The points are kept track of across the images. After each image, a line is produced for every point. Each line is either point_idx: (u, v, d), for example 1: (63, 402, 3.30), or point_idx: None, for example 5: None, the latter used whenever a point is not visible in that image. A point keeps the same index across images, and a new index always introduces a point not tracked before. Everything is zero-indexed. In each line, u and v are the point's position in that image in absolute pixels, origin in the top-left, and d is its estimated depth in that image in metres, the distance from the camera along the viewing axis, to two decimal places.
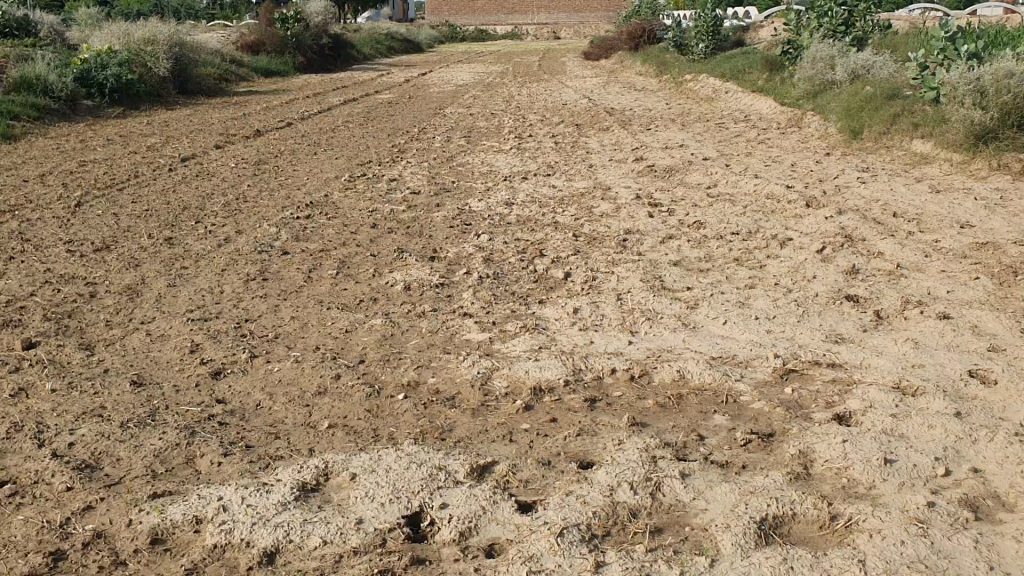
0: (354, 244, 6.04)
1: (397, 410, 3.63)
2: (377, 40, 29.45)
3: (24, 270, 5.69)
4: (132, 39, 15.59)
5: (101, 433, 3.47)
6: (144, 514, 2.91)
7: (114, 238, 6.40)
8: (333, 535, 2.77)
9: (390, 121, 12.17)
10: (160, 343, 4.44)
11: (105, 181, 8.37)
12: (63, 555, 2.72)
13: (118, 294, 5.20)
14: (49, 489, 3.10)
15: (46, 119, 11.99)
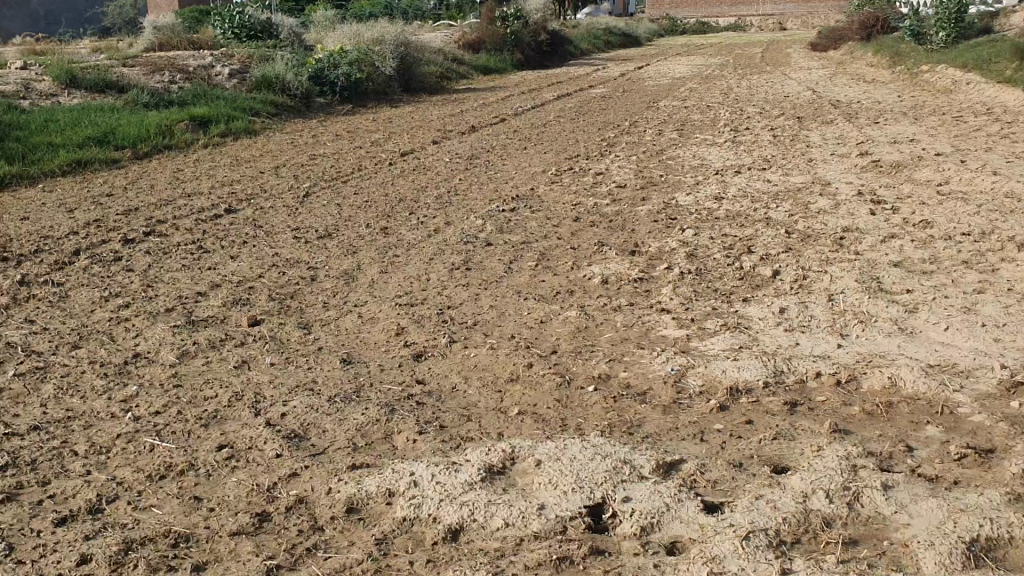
0: (557, 237, 6.10)
1: (587, 401, 3.64)
2: (596, 36, 29.62)
3: (255, 253, 6.17)
4: (362, 40, 16.57)
5: (310, 406, 3.71)
6: (342, 484, 3.08)
7: (336, 227, 6.81)
8: (515, 518, 2.82)
9: (603, 115, 12.20)
10: (369, 325, 4.68)
11: (332, 173, 8.93)
12: (268, 516, 2.93)
13: (334, 279, 5.53)
14: (261, 454, 3.35)
15: (284, 115, 12.95)
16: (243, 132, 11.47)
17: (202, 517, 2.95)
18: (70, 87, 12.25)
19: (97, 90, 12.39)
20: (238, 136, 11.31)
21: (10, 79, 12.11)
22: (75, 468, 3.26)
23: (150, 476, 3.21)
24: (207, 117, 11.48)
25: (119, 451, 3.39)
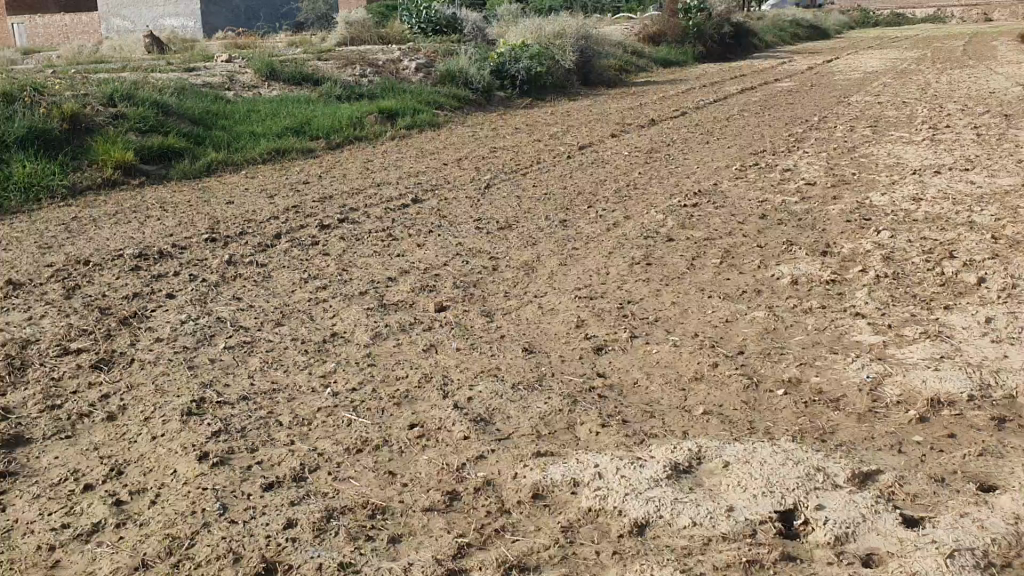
0: (741, 235, 5.97)
1: (775, 405, 3.55)
2: (781, 28, 28.70)
3: (440, 242, 6.37)
4: (543, 33, 16.72)
5: (496, 392, 3.80)
6: (528, 470, 3.14)
7: (517, 218, 6.93)
8: (703, 517, 2.79)
9: (790, 110, 11.81)
10: (551, 316, 4.74)
11: (512, 165, 9.07)
12: (457, 496, 3.02)
13: (516, 269, 5.62)
14: (449, 435, 3.46)
15: (466, 108, 13.27)
16: (428, 124, 11.84)
17: (396, 492, 3.08)
18: (271, 79, 13.00)
19: (295, 83, 13.09)
20: (423, 128, 11.68)
21: (218, 72, 12.98)
22: (280, 437, 3.48)
23: (347, 449, 3.38)
24: (395, 110, 11.93)
25: (318, 424, 3.59)
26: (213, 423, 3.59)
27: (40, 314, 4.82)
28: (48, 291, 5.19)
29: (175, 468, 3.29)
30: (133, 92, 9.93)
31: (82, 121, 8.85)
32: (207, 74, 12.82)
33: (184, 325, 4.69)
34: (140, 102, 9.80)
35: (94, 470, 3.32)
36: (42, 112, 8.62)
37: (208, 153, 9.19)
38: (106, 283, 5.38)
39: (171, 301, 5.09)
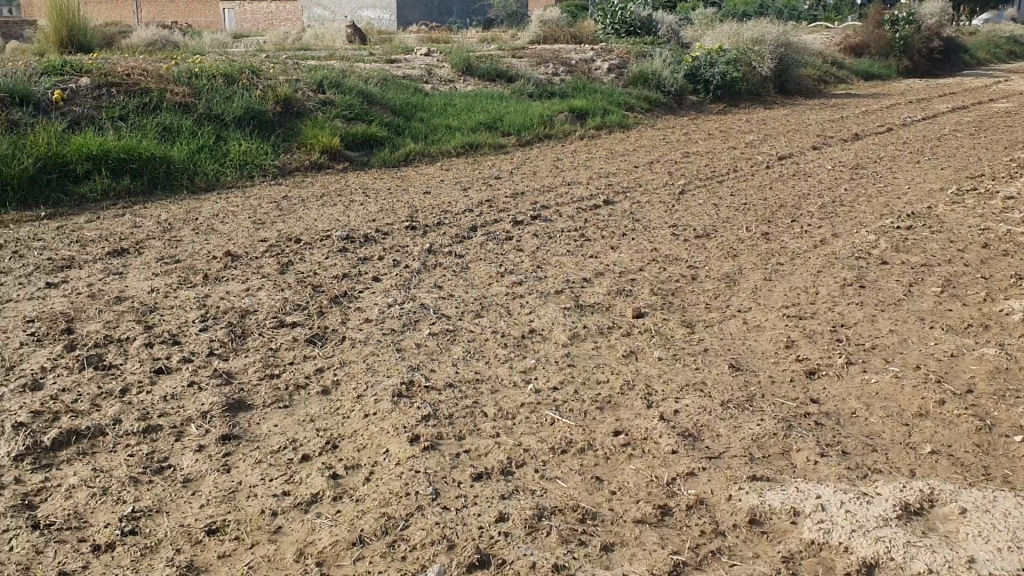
0: (962, 263, 5.58)
1: (1013, 452, 3.29)
2: (995, 45, 26.92)
3: (635, 246, 6.28)
4: (741, 39, 16.33)
5: (703, 407, 3.69)
6: (743, 493, 3.03)
7: (714, 227, 6.75)
8: (940, 565, 2.63)
9: (1008, 132, 11.02)
10: (756, 333, 4.57)
11: (708, 172, 8.88)
12: (670, 510, 2.95)
13: (716, 281, 5.47)
14: (656, 447, 3.38)
15: (657, 110, 13.11)
16: (618, 126, 11.74)
17: (605, 498, 3.03)
18: (467, 74, 13.29)
19: (489, 78, 13.32)
20: (613, 129, 11.59)
21: (418, 65, 13.37)
22: (487, 429, 3.50)
23: (553, 449, 3.35)
24: (586, 109, 11.91)
25: (523, 419, 3.58)
26: (421, 407, 3.63)
27: (255, 286, 5.02)
28: (262, 265, 5.41)
29: (387, 447, 3.34)
30: (342, 80, 10.34)
31: (294, 105, 9.25)
32: (407, 66, 13.19)
33: (389, 308, 4.79)
34: (346, 90, 10.17)
35: (309, 441, 3.40)
36: (258, 95, 9.07)
37: (406, 143, 9.44)
38: (316, 261, 5.56)
39: (376, 284, 5.21)
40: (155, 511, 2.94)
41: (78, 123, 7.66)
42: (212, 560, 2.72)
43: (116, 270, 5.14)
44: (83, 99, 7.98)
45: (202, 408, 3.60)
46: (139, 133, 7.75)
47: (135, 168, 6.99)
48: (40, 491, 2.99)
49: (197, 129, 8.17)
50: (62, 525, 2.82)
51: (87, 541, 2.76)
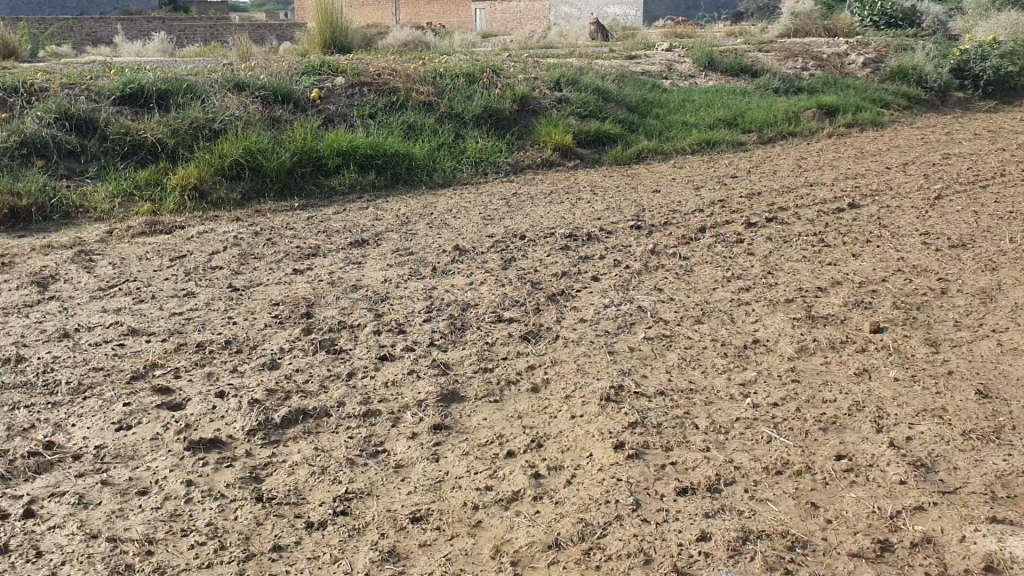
0: None
1: None
2: None
3: (879, 255, 5.84)
4: (1020, 29, 14.85)
5: (941, 436, 3.37)
6: (979, 535, 2.79)
7: (972, 237, 6.17)
8: None
9: None
10: (1012, 357, 4.12)
11: (970, 175, 8.13)
12: (890, 546, 2.76)
13: (970, 296, 4.98)
14: (882, 476, 3.12)
15: (916, 108, 12.18)
16: (870, 124, 11.00)
17: (818, 527, 2.86)
18: (709, 69, 12.96)
19: (732, 74, 12.93)
20: (865, 128, 10.87)
21: (659, 61, 13.19)
22: (696, 441, 3.36)
23: (766, 468, 3.17)
24: (835, 105, 11.24)
25: (736, 435, 3.41)
26: (629, 413, 3.54)
27: (479, 281, 5.07)
28: (488, 261, 5.47)
29: (591, 451, 3.29)
30: (579, 77, 10.36)
31: (531, 103, 9.38)
32: (647, 62, 13.04)
33: (606, 310, 4.72)
34: (583, 87, 10.17)
35: (516, 438, 3.38)
36: (497, 93, 9.27)
37: (640, 141, 9.33)
38: (538, 259, 5.57)
39: (596, 284, 5.16)
40: (366, 494, 2.98)
41: (331, 120, 8.13)
42: (413, 548, 2.73)
43: (355, 260, 5.33)
44: (337, 98, 8.48)
45: (418, 397, 3.62)
46: (385, 131, 8.13)
47: (379, 163, 7.23)
48: (267, 466, 3.11)
49: (438, 127, 8.46)
50: (282, 500, 2.92)
51: (302, 518, 2.84)
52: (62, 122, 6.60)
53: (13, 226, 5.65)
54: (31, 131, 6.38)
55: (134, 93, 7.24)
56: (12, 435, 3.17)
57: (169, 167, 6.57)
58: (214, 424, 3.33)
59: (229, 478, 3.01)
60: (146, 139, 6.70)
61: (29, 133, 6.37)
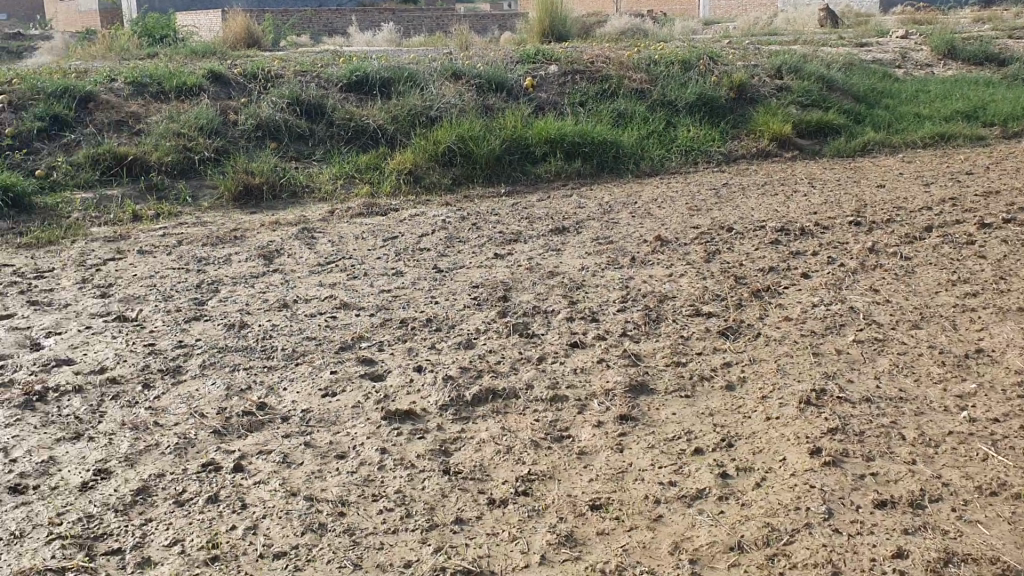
0: None
1: None
2: None
3: None
4: None
5: None
6: None
7: None
8: None
9: None
10: None
11: None
12: None
13: None
14: None
15: None
16: None
17: None
18: (949, 58, 12.05)
19: (975, 63, 11.96)
20: None
21: (892, 48, 12.39)
22: (901, 453, 3.13)
23: (978, 488, 2.93)
24: None
25: (947, 449, 3.15)
26: (830, 418, 3.33)
27: (680, 272, 4.86)
28: (690, 251, 5.23)
29: (784, 454, 3.11)
30: (802, 64, 9.87)
31: (749, 91, 9.05)
32: (880, 50, 12.27)
33: (815, 309, 4.45)
34: (806, 75, 9.69)
35: (706, 435, 3.22)
36: (713, 80, 9.00)
37: (866, 133, 8.78)
38: (745, 251, 5.33)
39: (805, 282, 4.87)
40: (549, 477, 2.92)
41: (543, 107, 8.17)
42: (591, 535, 2.66)
43: (555, 245, 5.24)
44: (550, 86, 8.50)
45: (607, 385, 3.50)
46: (595, 118, 8.03)
47: (588, 151, 7.14)
48: (456, 440, 3.13)
49: (649, 115, 8.31)
50: (467, 475, 2.92)
51: (484, 494, 2.83)
52: (294, 107, 7.05)
53: (245, 202, 6.05)
54: (266, 114, 6.84)
55: (360, 81, 7.63)
56: (231, 395, 3.44)
57: (387, 153, 6.85)
58: (410, 396, 3.42)
59: (420, 449, 3.07)
60: (368, 125, 7.05)
61: (264, 117, 6.84)
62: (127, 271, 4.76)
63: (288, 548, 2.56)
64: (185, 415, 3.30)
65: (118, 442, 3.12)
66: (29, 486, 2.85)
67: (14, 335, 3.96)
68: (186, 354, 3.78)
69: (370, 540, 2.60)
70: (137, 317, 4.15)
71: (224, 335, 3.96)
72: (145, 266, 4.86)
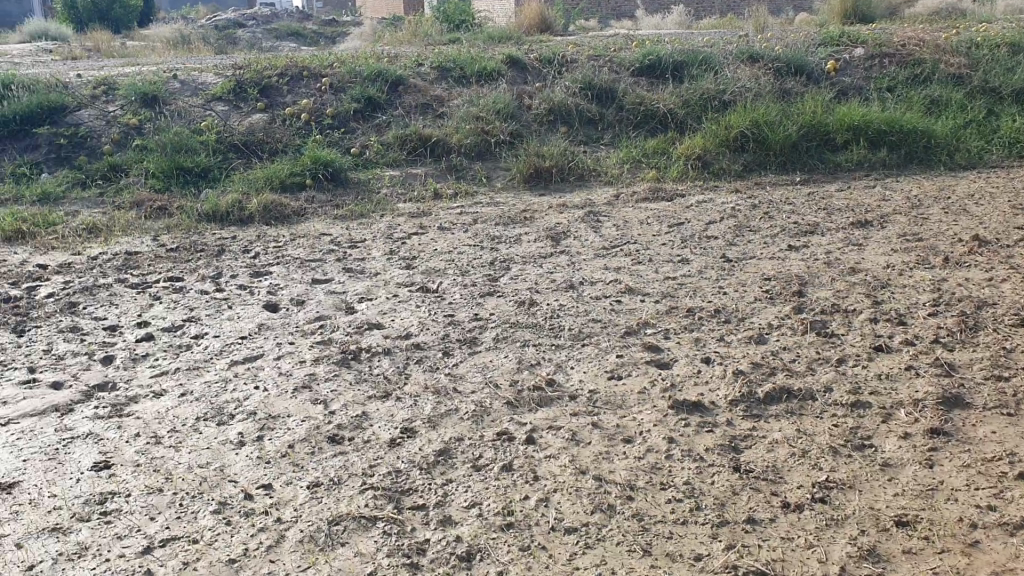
0: None
1: None
2: None
3: None
4: None
5: None
6: None
7: None
8: None
9: None
10: None
11: None
12: None
13: None
14: None
15: None
16: None
17: None
18: None
19: None
20: None
21: None
22: None
23: None
24: None
25: None
26: None
27: (1001, 276, 4.39)
28: (1014, 254, 4.72)
29: None
30: None
31: None
32: None
33: None
34: None
35: None
36: None
37: None
38: None
39: None
40: (848, 486, 2.75)
41: (845, 92, 7.70)
42: (896, 554, 2.47)
43: (855, 240, 4.92)
44: (854, 70, 7.98)
45: (915, 396, 3.24)
46: (904, 104, 7.44)
47: (893, 140, 6.66)
48: (747, 437, 3.01)
49: (967, 103, 7.58)
50: (759, 474, 2.81)
51: (778, 496, 2.71)
52: (587, 91, 7.16)
53: (535, 183, 6.18)
54: (559, 98, 6.99)
55: (652, 64, 7.60)
56: (522, 368, 3.55)
57: (676, 138, 6.75)
58: (699, 387, 3.32)
59: (709, 442, 2.98)
60: (658, 109, 7.01)
61: (557, 101, 6.99)
62: (428, 246, 5.05)
63: (578, 525, 2.60)
64: (481, 385, 3.45)
65: (421, 404, 3.32)
66: (346, 437, 3.11)
67: (332, 298, 4.33)
68: (481, 327, 3.94)
69: (659, 528, 2.57)
70: (437, 289, 4.40)
71: (516, 312, 4.09)
72: (445, 241, 5.13)
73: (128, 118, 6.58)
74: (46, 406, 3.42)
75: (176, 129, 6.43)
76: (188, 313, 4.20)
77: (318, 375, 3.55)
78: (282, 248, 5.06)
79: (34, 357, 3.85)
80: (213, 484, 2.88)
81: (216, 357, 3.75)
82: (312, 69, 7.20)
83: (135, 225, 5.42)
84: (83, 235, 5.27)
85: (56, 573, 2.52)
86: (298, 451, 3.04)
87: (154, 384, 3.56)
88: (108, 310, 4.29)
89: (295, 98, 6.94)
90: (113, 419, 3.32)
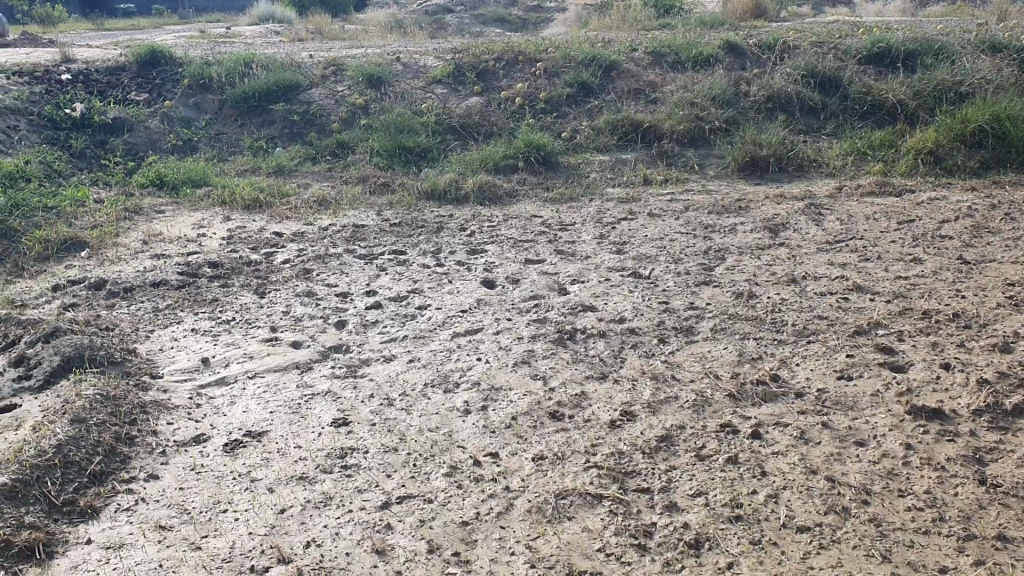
0: None
1: None
2: None
3: None
4: None
5: None
6: None
7: None
8: None
9: None
10: None
11: None
12: None
13: None
14: None
15: None
16: None
17: None
18: None
19: None
20: None
21: None
22: None
23: None
24: None
25: None
26: None
27: None
28: None
29: None
30: None
31: None
32: None
33: None
34: None
35: None
36: None
37: None
38: None
39: None
40: None
41: None
42: None
43: None
44: None
45: None
46: None
47: None
48: (993, 451, 2.84)
49: None
50: (1008, 490, 2.64)
51: None
52: (809, 79, 6.92)
53: (750, 173, 6.03)
54: (779, 86, 6.79)
55: (881, 53, 7.24)
56: (743, 361, 3.49)
57: (905, 131, 6.40)
58: (938, 395, 3.15)
59: (951, 453, 2.83)
60: (886, 100, 6.67)
61: (776, 89, 6.79)
62: (640, 232, 5.04)
63: (811, 524, 2.54)
64: (700, 374, 3.41)
65: (640, 389, 3.33)
66: (567, 415, 3.16)
67: (546, 278, 4.41)
68: (698, 316, 3.90)
69: (899, 535, 2.48)
70: (649, 276, 4.39)
71: (734, 303, 4.02)
72: (657, 228, 5.10)
73: (355, 98, 6.93)
74: (288, 363, 3.67)
75: (399, 110, 6.72)
76: (412, 285, 4.39)
77: (537, 352, 3.63)
78: (497, 228, 5.19)
79: (275, 317, 4.13)
80: (443, 448, 3.01)
81: (440, 328, 3.91)
82: (528, 53, 7.34)
83: (360, 199, 5.71)
84: (314, 207, 5.61)
85: (306, 518, 2.71)
86: (522, 424, 3.12)
87: (384, 350, 3.75)
88: (339, 278, 4.54)
89: (510, 82, 7.10)
90: (349, 379, 3.53)
